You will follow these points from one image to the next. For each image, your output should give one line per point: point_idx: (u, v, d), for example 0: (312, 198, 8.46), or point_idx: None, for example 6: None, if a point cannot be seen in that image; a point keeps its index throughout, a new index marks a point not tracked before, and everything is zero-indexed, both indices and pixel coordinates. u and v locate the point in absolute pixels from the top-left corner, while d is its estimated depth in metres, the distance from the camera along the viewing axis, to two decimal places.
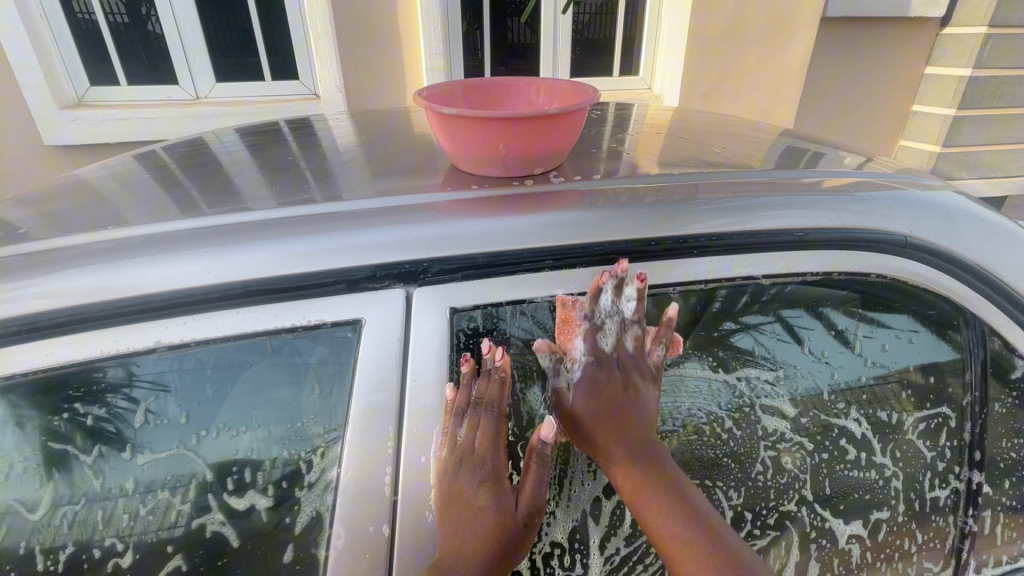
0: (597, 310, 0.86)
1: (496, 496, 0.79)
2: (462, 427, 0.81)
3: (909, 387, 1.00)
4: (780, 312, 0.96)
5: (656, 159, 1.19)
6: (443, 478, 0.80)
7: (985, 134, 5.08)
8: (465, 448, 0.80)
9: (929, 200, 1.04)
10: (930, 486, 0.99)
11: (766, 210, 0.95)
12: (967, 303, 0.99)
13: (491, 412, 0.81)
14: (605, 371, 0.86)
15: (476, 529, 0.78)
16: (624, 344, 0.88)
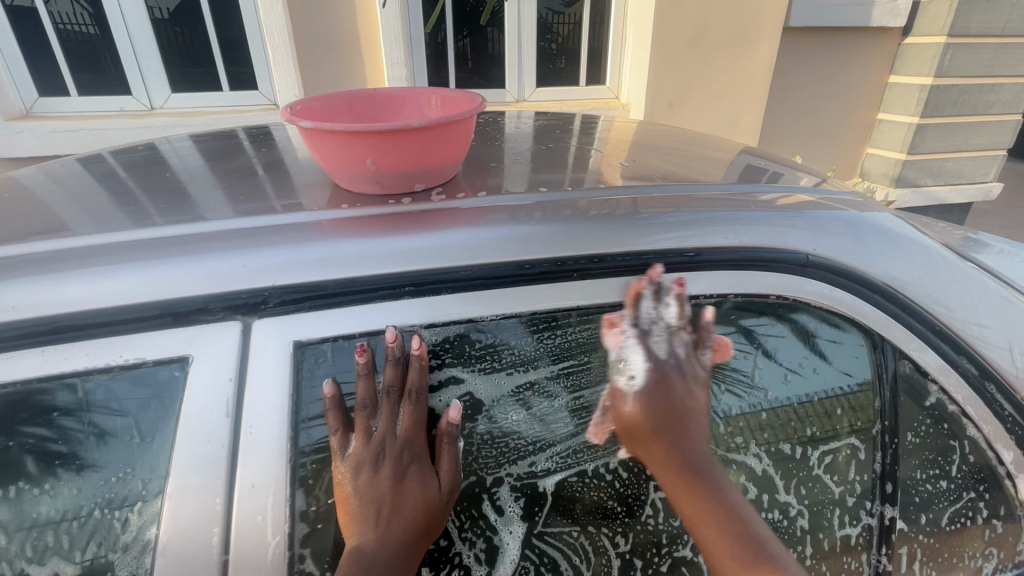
0: (640, 316, 0.82)
1: (422, 479, 0.79)
2: (378, 417, 0.80)
3: (817, 418, 0.94)
4: (742, 322, 0.91)
5: (564, 174, 1.12)
6: (359, 476, 0.77)
7: (948, 141, 5.13)
8: (384, 437, 0.79)
9: (835, 215, 0.98)
10: (840, 524, 0.93)
11: (654, 228, 0.89)
12: (874, 325, 0.94)
13: (412, 397, 0.80)
14: (666, 379, 0.81)
15: (404, 516, 0.77)
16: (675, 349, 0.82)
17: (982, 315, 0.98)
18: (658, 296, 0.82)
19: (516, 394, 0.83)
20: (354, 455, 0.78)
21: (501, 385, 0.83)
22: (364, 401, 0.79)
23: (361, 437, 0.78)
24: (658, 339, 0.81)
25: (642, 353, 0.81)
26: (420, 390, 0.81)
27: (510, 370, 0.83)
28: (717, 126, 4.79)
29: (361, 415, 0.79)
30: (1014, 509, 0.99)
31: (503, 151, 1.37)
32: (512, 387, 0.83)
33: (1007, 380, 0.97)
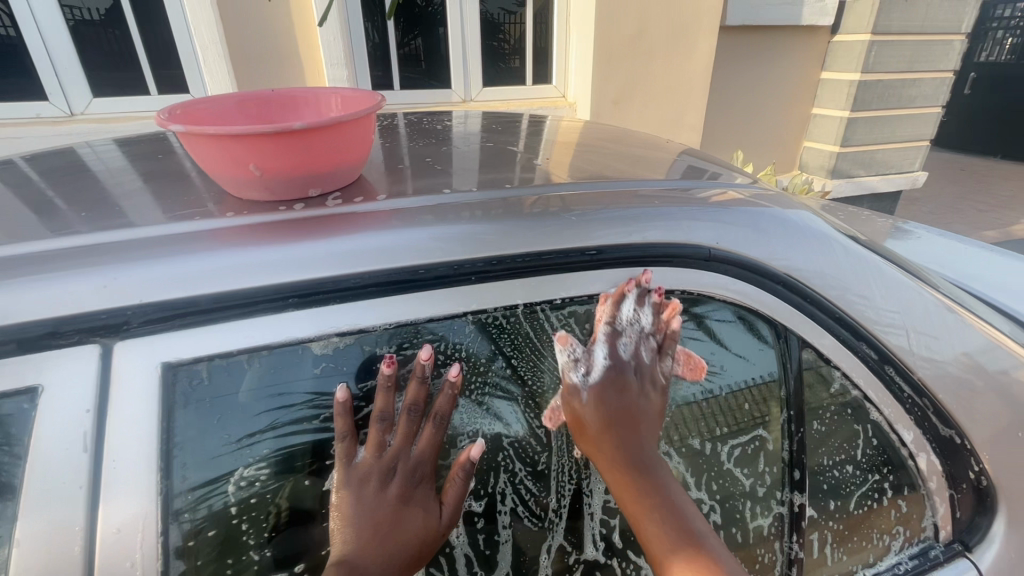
0: (619, 318, 0.84)
1: (425, 506, 0.79)
2: (393, 433, 0.79)
3: (733, 410, 0.96)
4: (695, 311, 0.93)
5: (475, 176, 1.10)
6: (362, 489, 0.76)
7: (877, 134, 5.41)
8: (397, 456, 0.78)
9: (735, 209, 1.00)
10: (752, 515, 0.96)
11: (556, 227, 0.87)
12: (777, 316, 0.95)
13: (433, 419, 0.81)
14: (623, 375, 0.84)
15: (402, 540, 0.76)
16: (639, 352, 0.86)
17: (882, 301, 1.01)
18: (642, 300, 0.84)
19: (616, 347, 0.84)
20: (363, 466, 0.77)
21: (607, 334, 0.84)
22: (381, 415, 0.78)
23: (373, 449, 0.78)
24: (627, 341, 0.84)
25: (608, 350, 0.84)
26: (443, 415, 0.82)
27: (624, 328, 0.84)
28: (663, 124, 4.88)
29: (376, 429, 0.78)
30: (916, 487, 1.05)
31: (420, 155, 1.34)
32: (616, 340, 0.84)
33: (904, 362, 1.01)
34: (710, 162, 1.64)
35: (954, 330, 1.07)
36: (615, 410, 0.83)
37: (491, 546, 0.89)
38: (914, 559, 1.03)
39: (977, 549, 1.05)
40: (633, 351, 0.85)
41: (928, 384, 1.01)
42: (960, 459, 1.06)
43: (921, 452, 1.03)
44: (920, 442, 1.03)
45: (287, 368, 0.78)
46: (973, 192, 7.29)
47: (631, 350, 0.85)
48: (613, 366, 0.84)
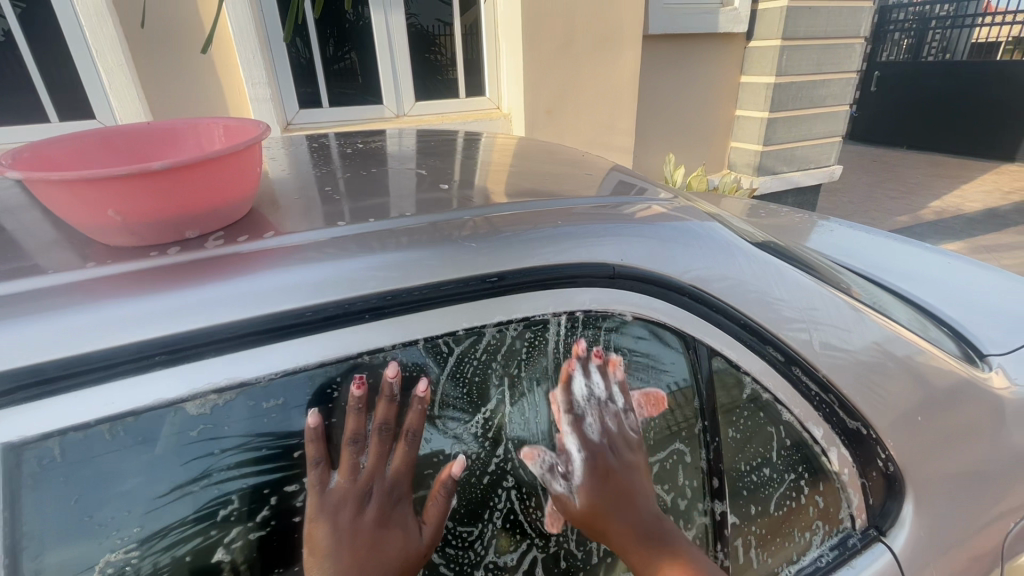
0: (574, 399, 0.92)
1: (403, 525, 0.81)
2: (366, 453, 0.79)
3: (665, 415, 1.00)
4: (642, 316, 0.95)
5: (376, 203, 1.06)
6: (339, 514, 0.77)
7: (794, 132, 5.76)
8: (372, 477, 0.79)
9: (637, 225, 1.01)
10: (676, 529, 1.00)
11: (453, 257, 0.85)
12: (687, 328, 0.97)
13: (404, 439, 0.83)
14: (601, 460, 0.91)
15: (382, 562, 0.77)
16: (609, 429, 0.93)
17: (785, 303, 1.04)
18: (587, 371, 0.93)
19: (582, 432, 0.92)
20: (339, 490, 0.77)
21: (570, 423, 0.92)
22: (353, 437, 0.78)
23: (347, 475, 0.78)
24: (591, 422, 0.92)
25: (576, 439, 0.92)
26: (413, 432, 0.83)
27: (583, 407, 0.92)
28: (597, 131, 4.99)
29: (348, 451, 0.78)
30: (830, 482, 1.09)
31: (324, 180, 1.28)
32: (580, 425, 0.92)
33: (809, 362, 1.04)
34: (627, 173, 1.68)
35: (853, 323, 1.12)
36: (594, 478, 0.90)
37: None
38: (834, 551, 1.07)
39: (890, 533, 1.10)
40: (600, 427, 0.92)
41: (832, 380, 1.05)
42: (868, 448, 1.10)
43: (832, 446, 1.06)
44: (830, 436, 1.06)
45: (154, 434, 0.71)
46: (883, 181, 7.90)
47: (597, 428, 0.92)
48: (587, 455, 0.91)
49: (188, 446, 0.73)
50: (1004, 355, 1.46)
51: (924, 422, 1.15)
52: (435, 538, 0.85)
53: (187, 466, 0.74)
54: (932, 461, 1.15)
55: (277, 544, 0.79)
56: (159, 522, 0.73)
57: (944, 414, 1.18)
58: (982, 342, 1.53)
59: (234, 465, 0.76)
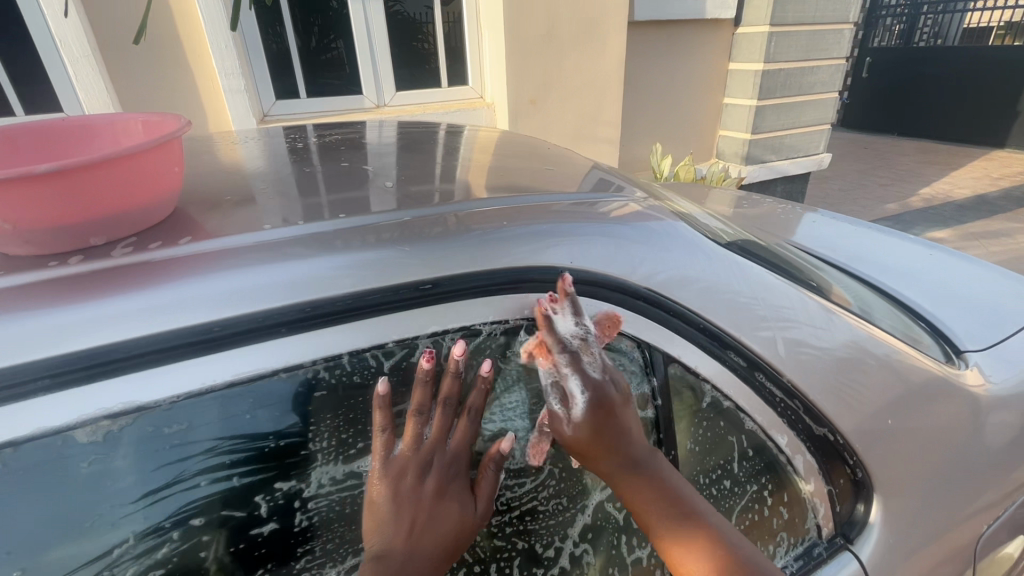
0: (560, 339, 0.84)
1: (460, 498, 0.81)
2: (430, 425, 0.80)
3: None
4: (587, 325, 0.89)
5: (311, 203, 0.99)
6: (400, 482, 0.77)
7: (783, 120, 5.70)
8: (434, 448, 0.80)
9: (587, 226, 0.96)
10: (629, 549, 0.95)
11: (383, 263, 0.79)
12: (643, 334, 0.91)
13: (468, 413, 0.84)
14: (604, 398, 0.84)
15: (434, 534, 0.78)
16: (603, 366, 0.86)
17: (748, 305, 0.99)
18: (564, 309, 0.84)
19: (580, 371, 0.84)
20: (400, 459, 0.78)
21: (565, 363, 0.84)
22: (418, 409, 0.79)
23: (411, 443, 0.79)
24: (585, 358, 0.85)
25: (577, 378, 0.84)
26: (477, 409, 0.84)
27: (571, 346, 0.84)
28: (583, 121, 4.91)
29: (414, 422, 0.79)
30: (796, 494, 1.05)
31: (265, 177, 1.21)
32: (575, 364, 0.84)
33: (773, 367, 0.99)
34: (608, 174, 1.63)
35: (820, 322, 1.07)
36: (595, 413, 0.84)
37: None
38: (799, 560, 1.04)
39: (858, 542, 1.07)
40: (597, 365, 0.85)
41: (798, 385, 1.00)
42: (836, 455, 1.06)
43: (797, 454, 1.03)
44: (795, 444, 1.02)
45: (123, 443, 0.67)
46: (872, 168, 7.86)
47: (597, 367, 0.85)
48: (591, 393, 0.84)
49: (162, 449, 0.70)
50: (980, 349, 1.42)
51: (894, 425, 1.10)
52: (487, 515, 0.84)
53: (163, 470, 0.70)
54: (904, 465, 1.11)
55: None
56: (115, 537, 0.69)
57: (915, 416, 1.13)
58: (959, 335, 1.48)
59: (214, 476, 0.73)
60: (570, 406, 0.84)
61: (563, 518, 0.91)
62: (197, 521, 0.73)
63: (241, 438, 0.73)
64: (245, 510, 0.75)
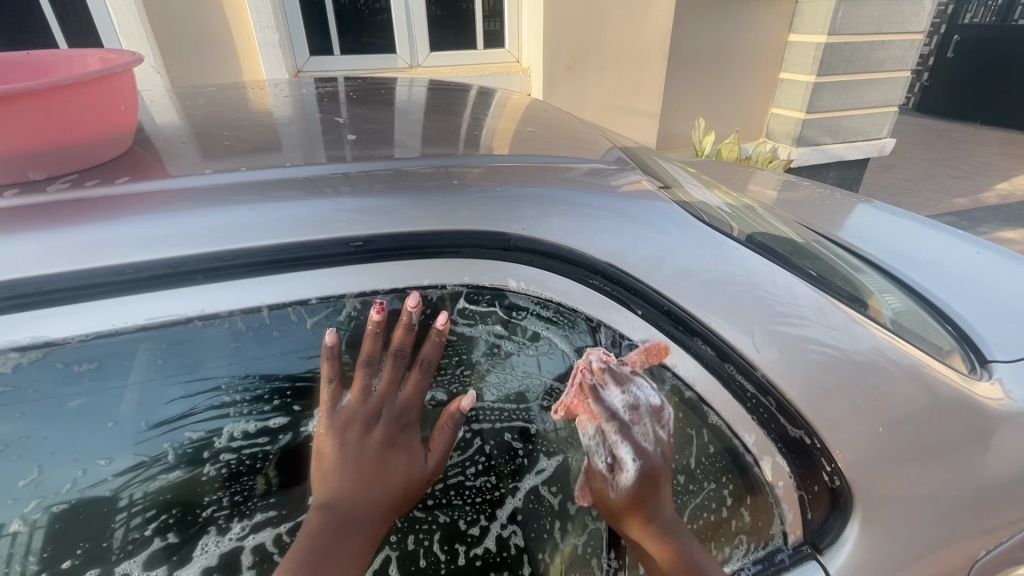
0: (610, 403, 0.81)
1: (409, 451, 0.78)
2: (380, 376, 0.76)
3: (558, 409, 0.90)
4: (536, 296, 0.82)
5: (269, 153, 0.96)
6: (347, 433, 0.74)
7: (843, 99, 5.26)
8: (383, 400, 0.76)
9: (550, 190, 0.90)
10: (562, 535, 0.91)
11: (312, 216, 0.75)
12: (598, 311, 0.84)
13: (420, 367, 0.79)
14: (654, 469, 0.81)
15: (385, 484, 0.74)
16: (658, 434, 0.82)
17: (724, 289, 0.91)
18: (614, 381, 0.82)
19: (639, 444, 0.80)
20: (348, 410, 0.75)
21: (619, 431, 0.80)
22: (368, 360, 0.75)
23: (358, 394, 0.75)
24: (643, 429, 0.81)
25: (633, 449, 0.80)
26: (430, 363, 0.79)
27: (626, 414, 0.80)
28: (622, 91, 4.70)
29: (362, 373, 0.75)
30: (761, 497, 0.98)
31: (243, 125, 1.18)
32: (629, 433, 0.80)
33: (745, 358, 0.90)
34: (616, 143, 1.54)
35: (810, 315, 0.97)
36: (640, 482, 0.80)
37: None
38: (757, 565, 0.98)
39: (827, 551, 0.98)
40: (652, 438, 0.81)
41: (773, 380, 0.91)
42: (810, 459, 0.97)
43: (765, 455, 0.95)
44: (762, 445, 0.94)
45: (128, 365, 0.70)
46: (942, 158, 7.22)
47: (651, 437, 0.81)
48: (642, 462, 0.80)
49: (172, 380, 0.73)
50: (1008, 360, 1.27)
51: (886, 434, 0.99)
52: (438, 469, 0.82)
53: (169, 400, 0.73)
54: (892, 477, 1.00)
55: (66, 522, 0.70)
56: (108, 454, 0.71)
57: (913, 426, 1.02)
58: (987, 342, 1.33)
59: (215, 413, 0.76)
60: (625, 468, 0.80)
61: (492, 497, 0.90)
62: (100, 462, 0.71)
63: (155, 383, 0.72)
64: (151, 456, 0.73)
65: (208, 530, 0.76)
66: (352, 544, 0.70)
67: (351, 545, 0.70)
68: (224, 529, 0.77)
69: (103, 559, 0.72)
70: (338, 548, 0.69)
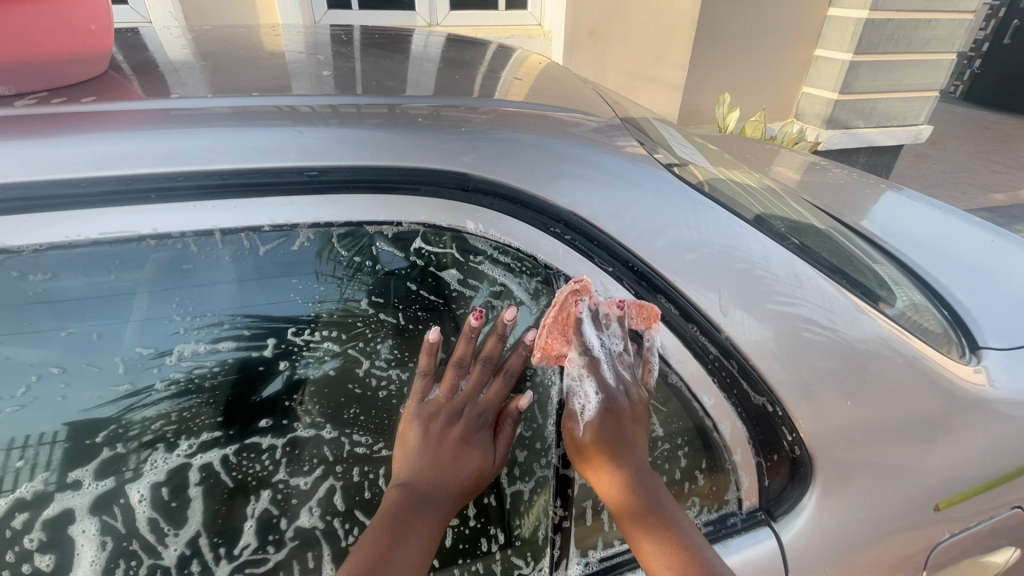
0: (586, 342, 0.85)
1: (482, 447, 0.82)
2: (466, 379, 0.83)
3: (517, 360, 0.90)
4: (495, 242, 0.84)
5: (244, 85, 0.96)
6: (430, 423, 0.80)
7: (879, 81, 5.01)
8: (466, 400, 0.82)
9: (516, 138, 0.90)
10: (508, 481, 0.91)
11: (268, 145, 0.77)
12: (559, 260, 0.85)
13: (504, 375, 0.84)
14: (617, 404, 0.86)
15: (457, 475, 0.79)
16: (621, 374, 0.88)
17: (691, 248, 0.91)
18: (598, 323, 0.86)
19: (601, 376, 0.86)
20: (434, 404, 0.81)
21: (586, 366, 0.85)
22: (459, 361, 0.81)
23: (446, 391, 0.82)
24: (607, 368, 0.87)
25: (596, 386, 0.86)
26: (514, 372, 0.84)
27: (597, 351, 0.87)
28: (645, 60, 4.54)
29: (452, 373, 0.81)
30: (718, 461, 0.98)
31: (227, 59, 1.17)
32: (597, 369, 0.86)
33: (710, 320, 0.90)
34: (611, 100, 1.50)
35: (781, 281, 0.95)
36: (606, 416, 0.85)
37: (180, 497, 0.76)
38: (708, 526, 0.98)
39: (781, 519, 0.99)
40: (616, 373, 0.88)
41: (737, 344, 0.91)
42: (771, 428, 0.96)
43: (724, 420, 0.94)
44: (723, 409, 0.94)
45: (93, 274, 0.72)
46: (981, 150, 6.87)
47: (614, 375, 0.87)
48: (605, 397, 0.86)
49: (142, 296, 0.74)
50: (1002, 349, 1.22)
51: (854, 407, 0.98)
52: (503, 465, 0.85)
53: (140, 316, 0.74)
54: (855, 453, 0.99)
55: (24, 426, 0.71)
56: (71, 363, 0.72)
57: (884, 404, 1.00)
58: (983, 328, 1.27)
59: (186, 334, 0.76)
60: (581, 400, 0.86)
61: None
62: (52, 370, 0.71)
63: (111, 298, 0.73)
64: (102, 369, 0.73)
65: (156, 447, 0.75)
66: (419, 525, 0.75)
67: (419, 525, 0.75)
68: (175, 447, 0.76)
69: (49, 466, 0.71)
70: (408, 526, 0.74)
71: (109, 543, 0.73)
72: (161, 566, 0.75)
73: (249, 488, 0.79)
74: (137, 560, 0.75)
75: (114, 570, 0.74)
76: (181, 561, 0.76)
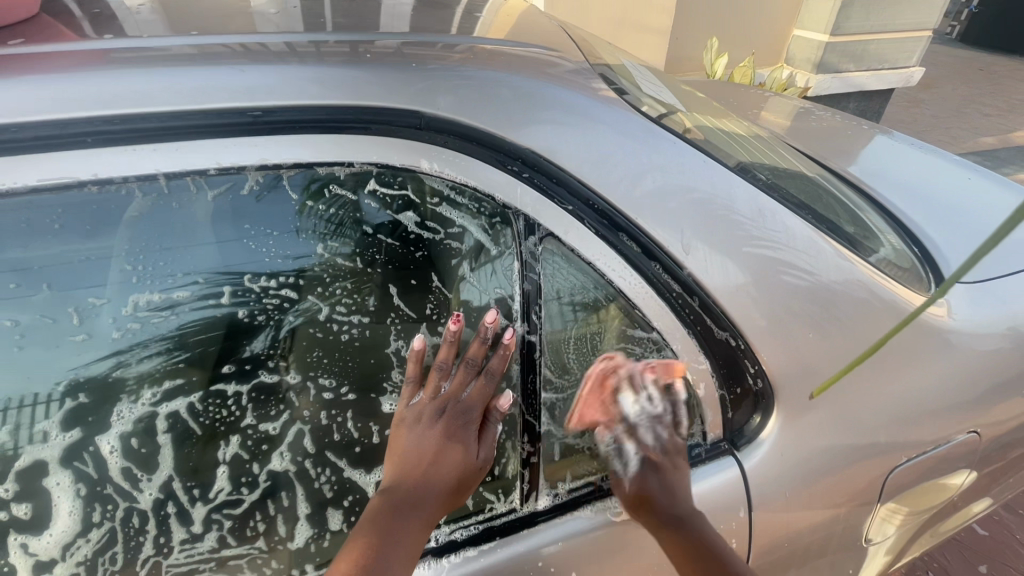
0: (630, 411, 0.97)
1: (466, 445, 0.86)
2: (449, 381, 0.86)
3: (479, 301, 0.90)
4: (451, 182, 0.83)
5: (186, 26, 0.91)
6: (414, 427, 0.84)
7: (870, 22, 4.87)
8: (448, 400, 0.86)
9: (472, 74, 0.87)
10: None
11: (209, 84, 0.74)
12: (517, 199, 0.85)
13: (484, 376, 0.86)
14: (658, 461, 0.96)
15: (440, 474, 0.83)
16: (663, 436, 0.98)
17: (652, 185, 0.90)
18: (637, 389, 0.96)
19: (637, 442, 0.97)
20: (419, 407, 0.85)
21: (621, 437, 0.97)
22: (441, 365, 0.85)
23: (429, 393, 0.86)
24: (643, 431, 0.97)
25: (635, 445, 0.97)
26: (495, 374, 0.87)
27: (637, 420, 0.97)
28: None
29: (435, 376, 0.85)
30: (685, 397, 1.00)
31: None
32: (636, 434, 0.97)
33: (672, 257, 0.90)
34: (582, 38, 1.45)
35: (744, 217, 0.95)
36: (648, 469, 0.96)
37: (149, 444, 0.78)
38: None
39: (745, 449, 1.02)
40: (654, 437, 0.97)
41: (699, 281, 0.92)
42: (736, 363, 0.98)
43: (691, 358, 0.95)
44: (688, 343, 0.95)
45: (38, 223, 0.70)
46: (973, 93, 6.76)
47: (651, 435, 0.97)
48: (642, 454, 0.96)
49: (91, 245, 0.73)
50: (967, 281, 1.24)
51: (816, 342, 1.00)
52: (488, 463, 0.88)
53: (90, 266, 0.73)
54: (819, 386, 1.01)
55: None
56: (24, 315, 0.71)
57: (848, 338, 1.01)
58: (948, 263, 1.29)
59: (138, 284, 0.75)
60: (624, 463, 0.96)
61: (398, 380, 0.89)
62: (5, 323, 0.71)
63: (58, 247, 0.72)
64: (57, 321, 0.72)
65: (120, 397, 0.76)
66: (408, 525, 0.79)
67: (404, 524, 0.79)
68: (140, 396, 0.77)
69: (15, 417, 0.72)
70: (393, 528, 0.78)
71: (83, 490, 0.75)
72: (137, 510, 0.77)
73: (218, 433, 0.81)
74: (112, 505, 0.76)
75: (91, 516, 0.76)
76: (157, 504, 0.78)
